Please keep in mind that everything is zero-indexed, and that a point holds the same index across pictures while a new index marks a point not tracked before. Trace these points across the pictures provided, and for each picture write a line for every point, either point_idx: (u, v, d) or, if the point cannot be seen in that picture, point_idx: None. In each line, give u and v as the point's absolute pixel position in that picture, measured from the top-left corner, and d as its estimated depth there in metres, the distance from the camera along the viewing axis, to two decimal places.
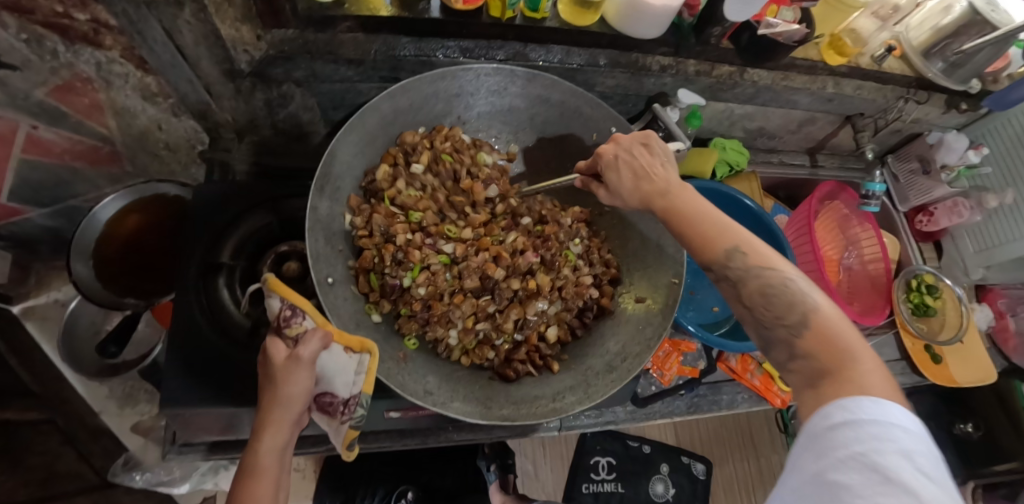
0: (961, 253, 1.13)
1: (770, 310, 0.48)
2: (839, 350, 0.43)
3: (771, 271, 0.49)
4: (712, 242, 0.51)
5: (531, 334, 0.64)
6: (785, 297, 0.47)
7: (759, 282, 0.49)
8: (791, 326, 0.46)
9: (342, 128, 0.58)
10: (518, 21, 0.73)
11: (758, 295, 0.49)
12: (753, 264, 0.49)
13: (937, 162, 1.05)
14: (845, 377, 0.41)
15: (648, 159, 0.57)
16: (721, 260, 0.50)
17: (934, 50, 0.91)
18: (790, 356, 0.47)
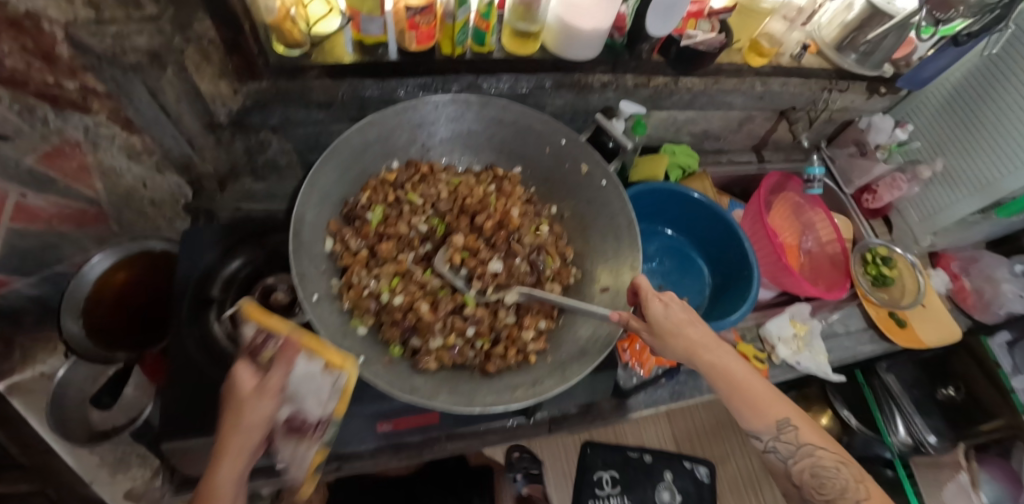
0: (910, 225, 1.21)
1: (822, 488, 0.60)
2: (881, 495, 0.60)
3: (821, 452, 0.61)
4: (763, 419, 0.62)
5: (509, 331, 0.65)
6: (831, 473, 0.60)
7: (812, 462, 0.61)
8: (851, 497, 0.59)
9: (319, 160, 0.64)
10: (468, 56, 0.81)
11: (809, 472, 0.62)
12: (805, 440, 0.62)
13: (870, 144, 1.16)
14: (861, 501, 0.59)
15: (680, 321, 0.63)
16: (771, 431, 0.62)
17: (846, 42, 1.03)
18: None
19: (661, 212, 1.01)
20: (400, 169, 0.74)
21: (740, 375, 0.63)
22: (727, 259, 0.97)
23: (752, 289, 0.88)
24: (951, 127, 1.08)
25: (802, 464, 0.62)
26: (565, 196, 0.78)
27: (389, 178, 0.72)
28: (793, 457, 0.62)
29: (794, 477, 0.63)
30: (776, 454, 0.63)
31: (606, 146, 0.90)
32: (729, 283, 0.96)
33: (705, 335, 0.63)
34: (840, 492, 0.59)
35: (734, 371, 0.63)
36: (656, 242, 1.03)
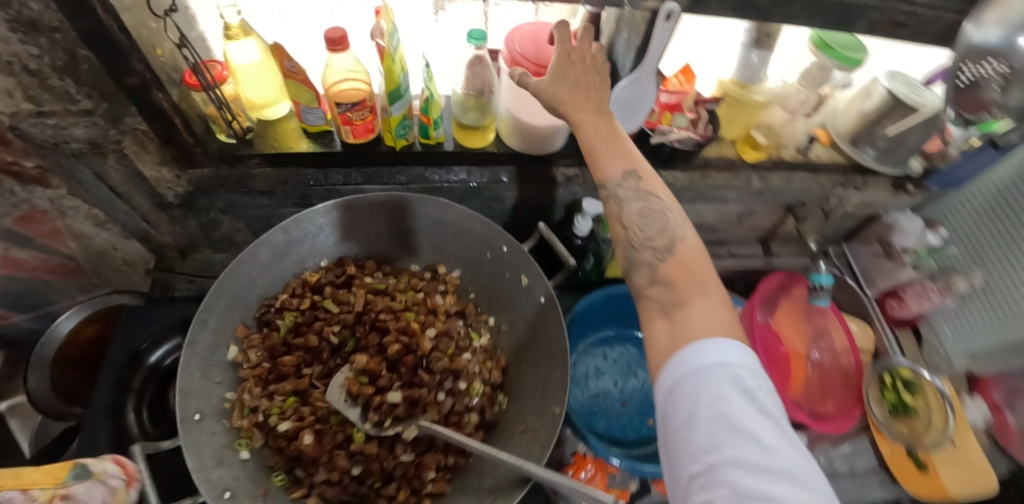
0: (942, 342, 1.03)
1: (643, 228, 0.56)
2: (693, 281, 0.51)
3: (655, 200, 0.56)
4: (616, 161, 0.58)
5: (403, 471, 0.59)
6: (662, 214, 0.56)
7: (642, 203, 0.56)
8: (659, 248, 0.54)
9: (230, 264, 0.60)
10: (416, 148, 0.76)
11: (638, 214, 0.56)
12: (648, 189, 0.57)
13: (895, 245, 1.03)
14: (690, 316, 0.48)
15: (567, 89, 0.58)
16: (616, 178, 0.57)
17: (861, 137, 0.91)
18: (652, 279, 0.53)
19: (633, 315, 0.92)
20: (326, 270, 0.70)
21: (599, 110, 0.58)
22: None
23: None
24: (989, 236, 0.93)
25: (630, 206, 0.56)
26: (504, 308, 0.71)
27: (311, 281, 0.68)
28: (631, 202, 0.57)
29: (625, 222, 0.57)
30: (618, 201, 0.57)
31: (574, 243, 0.85)
32: None
33: (579, 91, 0.57)
34: (655, 279, 0.53)
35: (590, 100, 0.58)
36: (626, 349, 0.93)
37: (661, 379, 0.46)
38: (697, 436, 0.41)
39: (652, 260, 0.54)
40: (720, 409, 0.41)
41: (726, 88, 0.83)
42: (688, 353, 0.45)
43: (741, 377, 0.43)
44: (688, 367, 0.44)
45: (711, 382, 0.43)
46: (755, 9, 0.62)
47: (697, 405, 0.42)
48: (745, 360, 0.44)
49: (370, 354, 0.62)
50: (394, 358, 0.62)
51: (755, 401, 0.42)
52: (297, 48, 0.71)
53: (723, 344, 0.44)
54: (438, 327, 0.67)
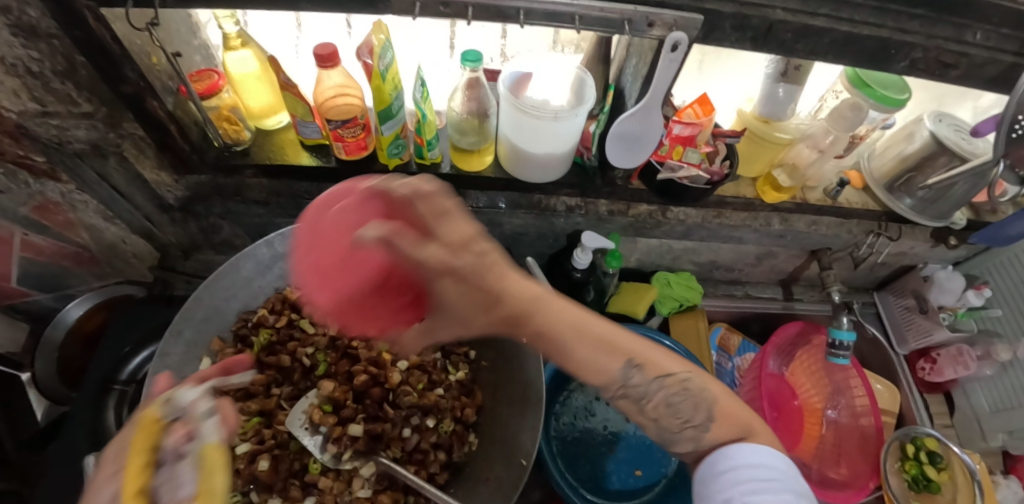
0: (976, 412, 0.94)
1: (675, 413, 0.45)
2: (742, 424, 0.42)
3: (671, 377, 0.44)
4: (601, 370, 0.43)
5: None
6: (682, 392, 0.44)
7: (663, 392, 0.44)
8: (693, 424, 0.44)
9: (207, 278, 0.58)
10: (412, 167, 0.74)
11: (661, 404, 0.45)
12: (659, 367, 0.44)
13: (931, 302, 0.92)
14: (740, 456, 0.40)
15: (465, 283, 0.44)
16: (618, 377, 0.43)
17: (898, 184, 0.83)
18: (697, 450, 0.44)
19: None
20: None
21: (566, 329, 0.42)
22: None
23: None
24: None
25: (647, 400, 0.44)
26: (486, 344, 0.67)
27: (291, 297, 0.66)
28: (651, 394, 0.44)
29: (650, 414, 0.45)
30: (639, 400, 0.44)
31: (572, 275, 0.81)
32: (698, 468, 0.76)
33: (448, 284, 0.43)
34: (694, 449, 0.44)
35: (553, 334, 0.43)
36: None
37: (697, 487, 0.42)
38: None
39: (692, 436, 0.44)
40: (744, 500, 0.37)
41: (746, 122, 0.77)
42: (717, 456, 0.42)
43: (781, 474, 0.38)
44: (724, 464, 0.40)
45: (741, 480, 0.38)
46: (777, 41, 0.56)
47: (726, 500, 0.38)
48: (782, 465, 0.39)
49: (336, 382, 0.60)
50: (360, 389, 0.60)
51: (793, 502, 0.36)
52: (295, 69, 0.72)
53: (753, 448, 0.40)
54: (411, 359, 0.63)
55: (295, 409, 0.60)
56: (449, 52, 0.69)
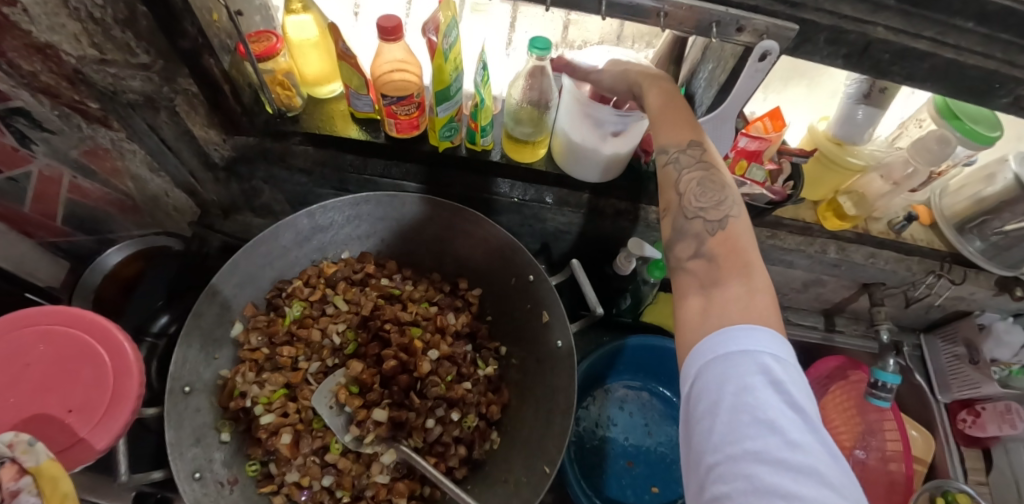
0: (1017, 476, 0.87)
1: (697, 199, 0.44)
2: (740, 262, 0.40)
3: (718, 173, 0.44)
4: (675, 128, 0.46)
5: (375, 493, 0.56)
6: (722, 190, 0.44)
7: (702, 172, 0.45)
8: (710, 220, 0.43)
9: (245, 244, 0.58)
10: (461, 152, 0.71)
11: (696, 181, 0.44)
12: (705, 158, 0.45)
13: (985, 354, 0.87)
14: (726, 300, 0.37)
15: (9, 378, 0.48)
16: (678, 144, 0.45)
17: (970, 225, 0.78)
18: (694, 253, 0.43)
19: (664, 368, 0.83)
20: (345, 263, 0.67)
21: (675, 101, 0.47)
22: None
23: None
24: None
25: (690, 176, 0.45)
26: (519, 341, 0.66)
27: (326, 272, 0.65)
28: (689, 170, 0.45)
29: (678, 189, 0.45)
30: (674, 168, 0.46)
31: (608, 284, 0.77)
32: None
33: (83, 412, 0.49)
34: (697, 252, 0.43)
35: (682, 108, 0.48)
36: (648, 402, 0.84)
37: (684, 364, 0.37)
38: (716, 428, 0.32)
39: (701, 232, 0.43)
40: (741, 400, 0.32)
41: (818, 142, 0.74)
42: (710, 342, 0.36)
43: (772, 367, 0.33)
44: (714, 353, 0.35)
45: (738, 370, 0.33)
46: (872, 61, 0.51)
47: (720, 394, 0.33)
48: (779, 346, 0.34)
49: (361, 363, 0.58)
50: (386, 373, 0.58)
51: (787, 393, 0.32)
52: (354, 38, 0.70)
53: (757, 330, 0.34)
54: (442, 349, 0.62)
55: (322, 386, 0.59)
56: (505, 42, 0.68)
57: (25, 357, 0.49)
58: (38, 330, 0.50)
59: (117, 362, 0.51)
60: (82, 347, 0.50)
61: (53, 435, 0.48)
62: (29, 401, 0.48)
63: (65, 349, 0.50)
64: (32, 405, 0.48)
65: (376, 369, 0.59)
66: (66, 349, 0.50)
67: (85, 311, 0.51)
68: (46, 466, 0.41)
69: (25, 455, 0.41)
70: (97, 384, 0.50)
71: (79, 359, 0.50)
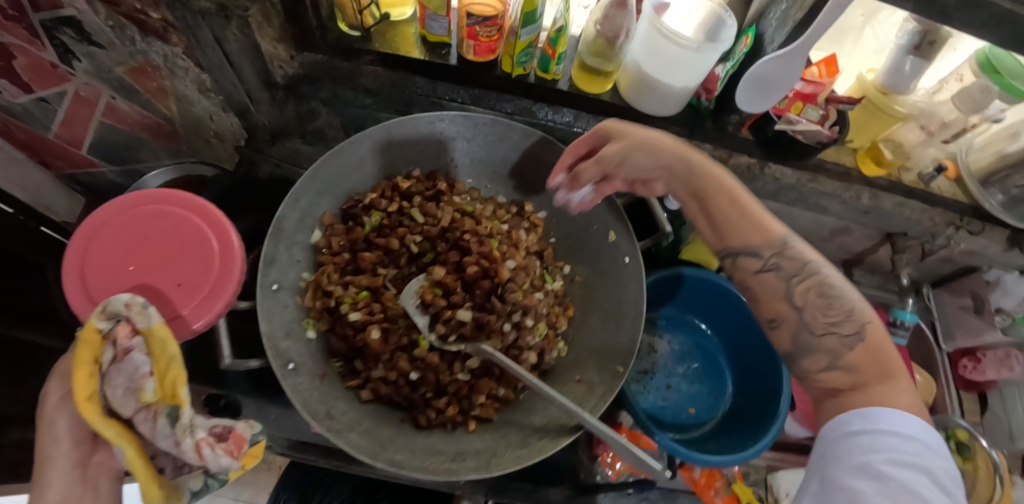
0: (1011, 418, 0.95)
1: (827, 314, 0.57)
2: (881, 372, 0.53)
3: (828, 281, 0.59)
4: (743, 236, 0.61)
5: (458, 389, 0.59)
6: (841, 295, 0.57)
7: (818, 282, 0.58)
8: (845, 335, 0.56)
9: (325, 151, 0.59)
10: (530, 80, 0.75)
11: (816, 292, 0.58)
12: (807, 261, 0.59)
13: (990, 304, 0.94)
14: (874, 398, 0.50)
15: (128, 249, 0.57)
16: (772, 248, 0.60)
17: (994, 178, 0.83)
18: (832, 363, 0.56)
19: (700, 303, 0.88)
20: (417, 180, 0.70)
21: (733, 195, 0.61)
22: (758, 383, 0.80)
23: (771, 430, 0.70)
24: None
25: (808, 282, 0.58)
26: (582, 261, 0.71)
27: (402, 187, 0.68)
28: (800, 278, 0.59)
29: (797, 302, 0.59)
30: (771, 270, 0.60)
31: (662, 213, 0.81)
32: (753, 410, 0.78)
33: (186, 286, 0.57)
34: (832, 364, 0.55)
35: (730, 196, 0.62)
36: (683, 334, 0.89)
37: (837, 427, 0.51)
38: (862, 471, 0.45)
39: (837, 346, 0.55)
40: (886, 468, 0.44)
41: (866, 90, 0.78)
42: (857, 415, 0.50)
43: (915, 448, 0.46)
44: (865, 423, 0.48)
45: (886, 437, 0.46)
46: (933, 7, 0.53)
47: (863, 461, 0.46)
48: (922, 438, 0.47)
49: (444, 269, 0.62)
50: (467, 279, 0.61)
51: (928, 471, 0.44)
52: None
53: (906, 419, 0.48)
54: (518, 260, 0.65)
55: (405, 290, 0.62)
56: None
57: (148, 233, 0.58)
58: (160, 211, 0.60)
59: (222, 244, 0.60)
60: (194, 228, 0.59)
61: (161, 303, 0.56)
62: (151, 272, 0.57)
63: (185, 231, 0.59)
64: (153, 275, 0.57)
65: (457, 274, 0.63)
66: (180, 229, 0.59)
67: (197, 199, 0.61)
68: (156, 327, 0.51)
69: (141, 316, 0.51)
70: (204, 263, 0.58)
71: (194, 241, 0.59)
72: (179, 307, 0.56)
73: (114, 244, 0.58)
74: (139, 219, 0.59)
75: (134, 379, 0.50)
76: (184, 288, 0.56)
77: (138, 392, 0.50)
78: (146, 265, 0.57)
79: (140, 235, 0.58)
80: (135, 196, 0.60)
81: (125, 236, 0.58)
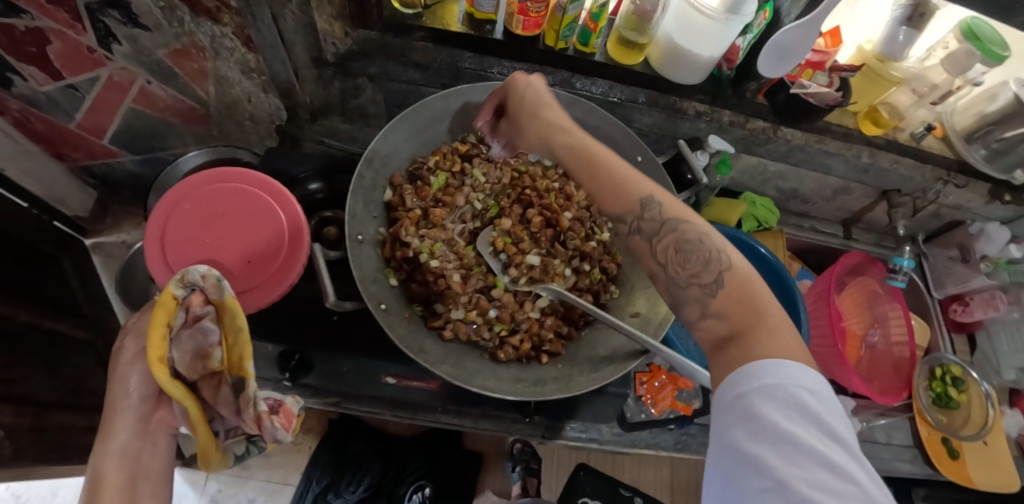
0: (996, 353, 1.08)
1: (686, 265, 0.49)
2: (750, 312, 0.45)
3: (690, 227, 0.51)
4: (619, 201, 0.54)
5: (530, 326, 0.66)
6: (699, 248, 0.49)
7: (675, 235, 0.51)
8: (703, 284, 0.48)
9: (398, 115, 0.64)
10: (570, 53, 0.82)
11: (674, 248, 0.51)
12: (667, 214, 0.51)
13: (976, 252, 1.04)
14: (751, 346, 0.42)
15: (202, 222, 0.59)
16: (635, 210, 0.52)
17: (977, 134, 0.93)
18: (702, 313, 0.48)
19: None
20: (473, 144, 0.75)
21: (591, 161, 0.56)
22: None
23: None
24: None
25: (666, 241, 0.51)
26: None
27: (461, 149, 0.73)
28: (663, 235, 0.51)
29: (661, 259, 0.52)
30: (640, 235, 0.52)
31: (684, 176, 0.84)
32: None
33: (256, 261, 0.58)
34: (704, 313, 0.47)
35: (611, 172, 0.55)
36: None
37: (723, 387, 0.42)
38: (764, 452, 0.37)
39: (701, 297, 0.48)
40: (788, 428, 0.37)
41: (866, 59, 0.86)
42: (744, 371, 0.41)
43: (803, 399, 0.38)
44: (751, 383, 0.40)
45: (780, 394, 0.38)
46: None
47: (763, 425, 0.37)
48: (811, 383, 0.39)
49: (510, 220, 0.69)
50: (531, 228, 0.69)
51: (822, 427, 0.37)
52: None
53: (786, 365, 0.40)
54: (574, 212, 0.72)
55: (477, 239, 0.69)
56: None
57: (222, 207, 0.60)
58: (233, 185, 0.61)
59: (289, 221, 0.61)
60: (264, 205, 0.61)
61: (234, 276, 0.58)
62: (221, 246, 0.58)
63: (255, 207, 0.60)
64: (222, 250, 0.58)
65: (521, 225, 0.70)
66: (250, 206, 0.60)
67: (266, 177, 0.62)
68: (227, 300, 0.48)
69: (214, 288, 0.48)
70: (274, 240, 0.59)
71: (263, 219, 0.60)
72: (248, 282, 0.58)
73: (190, 215, 0.59)
74: (211, 193, 0.60)
75: (202, 347, 0.48)
76: (252, 266, 0.58)
77: (203, 360, 0.49)
78: (218, 238, 0.58)
79: (214, 208, 0.60)
80: (209, 172, 0.61)
81: (197, 209, 0.59)
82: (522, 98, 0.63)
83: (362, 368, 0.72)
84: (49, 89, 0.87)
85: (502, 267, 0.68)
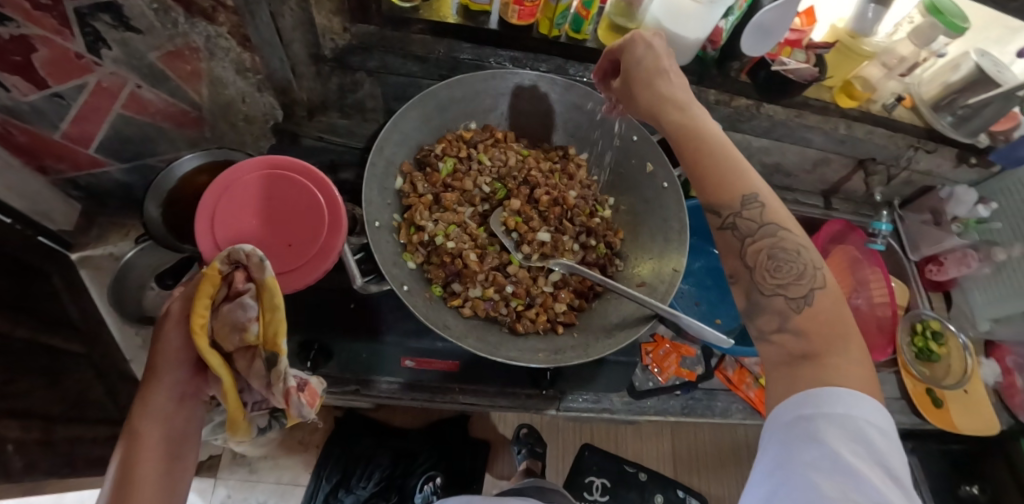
0: (970, 305, 1.17)
1: (776, 272, 0.49)
2: (828, 338, 0.46)
3: (789, 235, 0.50)
4: (720, 196, 0.52)
5: (545, 300, 0.69)
6: (791, 257, 0.49)
7: (772, 241, 0.50)
8: (791, 296, 0.48)
9: (405, 105, 0.66)
10: (563, 40, 0.86)
11: (766, 253, 0.50)
12: (768, 218, 0.50)
13: (948, 214, 1.12)
14: (827, 370, 0.44)
15: (244, 208, 0.59)
16: (735, 206, 0.51)
17: (943, 103, 0.98)
18: (779, 324, 0.48)
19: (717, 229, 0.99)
20: (476, 131, 0.77)
21: (716, 150, 0.54)
22: None
23: None
24: None
25: (759, 245, 0.50)
26: (624, 192, 0.79)
27: (466, 136, 0.76)
28: (758, 237, 0.50)
29: (750, 260, 0.51)
30: (733, 231, 0.51)
31: None
32: None
33: (296, 246, 0.58)
34: (781, 325, 0.48)
35: (727, 168, 0.53)
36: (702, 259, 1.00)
37: (783, 408, 0.44)
38: (821, 476, 0.39)
39: (784, 308, 0.48)
40: (845, 459, 0.39)
41: (839, 36, 0.92)
42: (809, 396, 0.43)
43: (866, 434, 0.40)
44: (818, 408, 0.42)
45: (846, 425, 0.40)
46: None
47: (824, 451, 0.40)
48: (875, 420, 0.42)
49: (519, 200, 0.72)
50: (540, 207, 0.73)
51: (881, 466, 0.39)
52: None
53: (854, 399, 0.42)
54: (577, 191, 0.76)
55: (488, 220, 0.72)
56: None
57: (266, 193, 0.60)
58: (277, 172, 0.61)
59: (328, 205, 0.61)
60: (304, 190, 0.60)
61: (276, 259, 0.58)
62: (263, 232, 0.58)
63: (297, 193, 0.60)
64: (265, 233, 0.58)
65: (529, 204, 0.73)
66: (292, 192, 0.60)
67: (307, 164, 0.61)
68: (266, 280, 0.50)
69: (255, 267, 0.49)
70: (314, 224, 0.59)
71: (304, 205, 0.60)
72: (287, 264, 0.58)
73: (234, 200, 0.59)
74: (256, 180, 0.60)
75: (237, 321, 0.49)
76: (292, 249, 0.58)
77: (239, 334, 0.49)
78: (261, 224, 0.58)
79: (256, 194, 0.59)
80: (254, 159, 0.61)
81: (240, 195, 0.59)
82: (640, 63, 0.60)
83: (382, 354, 0.74)
84: (33, 99, 0.76)
85: (516, 245, 0.71)
